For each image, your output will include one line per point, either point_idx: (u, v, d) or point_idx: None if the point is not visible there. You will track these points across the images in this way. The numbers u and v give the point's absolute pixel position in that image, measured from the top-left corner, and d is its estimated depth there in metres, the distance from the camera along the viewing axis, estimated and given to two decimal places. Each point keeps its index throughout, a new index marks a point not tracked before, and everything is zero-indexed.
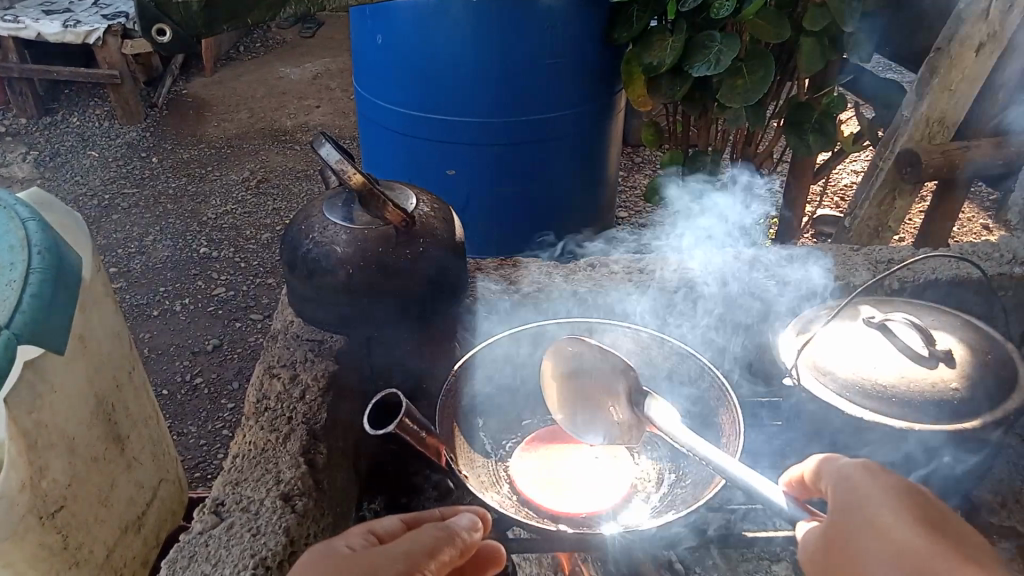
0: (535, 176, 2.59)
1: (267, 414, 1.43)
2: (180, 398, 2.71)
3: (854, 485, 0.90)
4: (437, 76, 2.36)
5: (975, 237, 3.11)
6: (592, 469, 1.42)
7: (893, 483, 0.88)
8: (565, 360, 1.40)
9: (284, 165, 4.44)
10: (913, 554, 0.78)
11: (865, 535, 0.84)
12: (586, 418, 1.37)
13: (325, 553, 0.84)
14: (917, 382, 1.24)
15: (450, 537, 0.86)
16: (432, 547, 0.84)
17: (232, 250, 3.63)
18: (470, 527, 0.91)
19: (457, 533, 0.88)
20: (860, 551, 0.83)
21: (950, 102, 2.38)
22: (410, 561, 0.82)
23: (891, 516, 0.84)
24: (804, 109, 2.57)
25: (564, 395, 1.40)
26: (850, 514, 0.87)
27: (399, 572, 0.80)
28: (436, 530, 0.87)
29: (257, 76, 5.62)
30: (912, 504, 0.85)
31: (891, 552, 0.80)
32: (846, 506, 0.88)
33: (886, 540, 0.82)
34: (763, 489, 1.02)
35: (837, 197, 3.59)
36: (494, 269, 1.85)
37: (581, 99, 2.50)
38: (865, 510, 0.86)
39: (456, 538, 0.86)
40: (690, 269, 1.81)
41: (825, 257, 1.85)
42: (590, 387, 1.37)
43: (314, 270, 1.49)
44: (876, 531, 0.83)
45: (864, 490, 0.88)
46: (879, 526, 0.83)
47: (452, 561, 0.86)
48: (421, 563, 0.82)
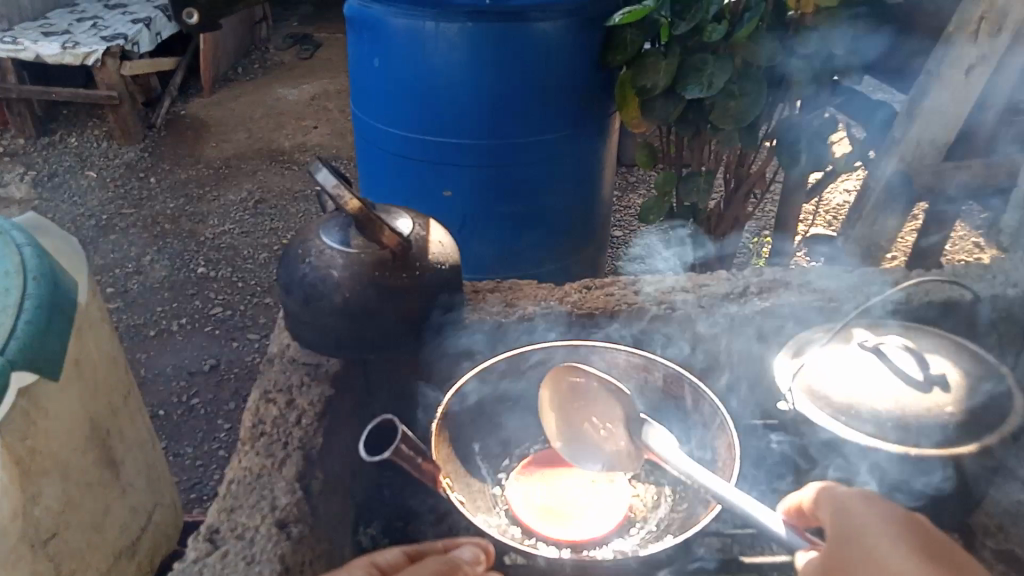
0: (531, 198, 2.59)
1: (262, 439, 1.42)
2: (176, 419, 2.69)
3: (850, 514, 0.90)
4: (433, 98, 2.38)
5: (969, 256, 3.12)
6: (591, 494, 1.41)
7: (888, 512, 0.88)
8: (562, 389, 1.39)
9: (281, 185, 4.46)
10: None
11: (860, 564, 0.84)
12: (587, 446, 1.37)
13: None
14: (913, 406, 1.24)
15: (450, 570, 0.86)
16: None
17: (229, 270, 3.63)
18: (470, 560, 0.90)
19: (458, 566, 0.87)
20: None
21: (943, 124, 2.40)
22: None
23: (886, 547, 0.84)
24: (798, 130, 2.59)
25: (562, 424, 1.39)
26: (846, 544, 0.88)
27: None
28: (437, 563, 0.86)
29: (255, 96, 5.65)
30: (907, 533, 0.85)
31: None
32: (844, 538, 0.88)
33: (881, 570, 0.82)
34: (761, 517, 1.02)
35: (832, 216, 3.61)
36: (490, 291, 1.85)
37: (578, 121, 2.52)
38: (862, 541, 0.86)
39: (455, 572, 0.86)
40: (685, 290, 1.82)
41: (819, 278, 1.85)
42: (590, 415, 1.37)
43: (310, 294, 1.50)
44: (871, 561, 0.83)
45: (860, 519, 0.89)
46: (875, 556, 0.84)
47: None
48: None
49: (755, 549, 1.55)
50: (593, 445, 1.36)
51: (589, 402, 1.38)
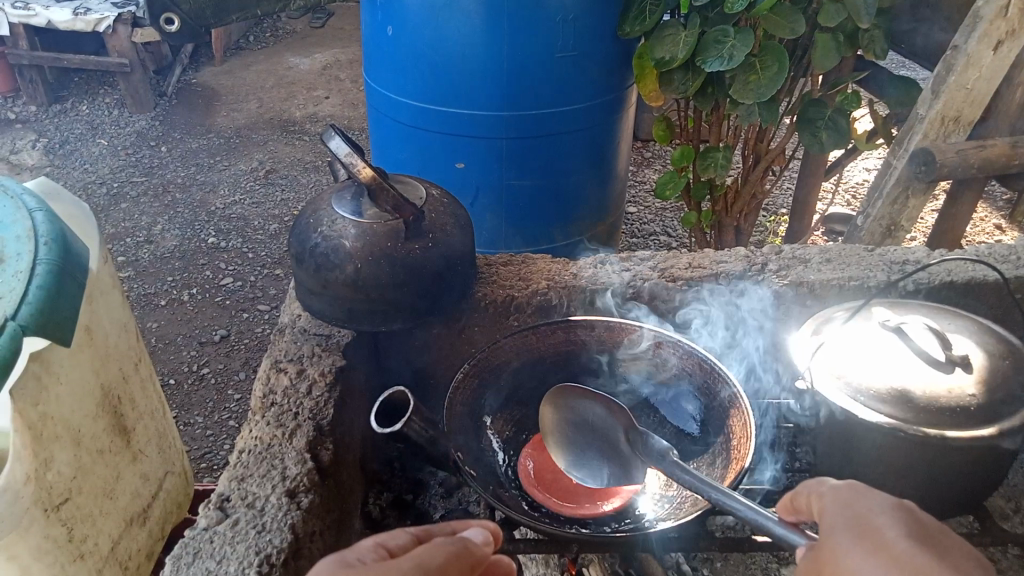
0: (545, 170, 2.56)
1: (273, 409, 1.40)
2: (186, 388, 2.70)
3: (848, 503, 0.87)
4: (447, 70, 2.34)
5: (988, 236, 3.09)
6: None
7: (886, 503, 0.85)
8: (564, 410, 1.41)
9: (292, 156, 4.44)
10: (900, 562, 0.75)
11: (855, 544, 0.81)
12: (585, 462, 1.34)
13: (339, 565, 0.80)
14: (933, 388, 1.22)
15: (463, 552, 0.83)
16: (443, 568, 0.80)
17: (240, 240, 3.63)
18: (484, 542, 0.88)
19: (472, 547, 0.85)
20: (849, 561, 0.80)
21: (967, 101, 2.36)
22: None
23: (886, 528, 0.81)
24: (817, 105, 2.55)
25: (563, 442, 1.38)
26: (839, 527, 0.85)
27: None
28: (449, 545, 0.83)
29: (266, 66, 5.61)
30: (904, 520, 0.82)
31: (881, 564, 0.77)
32: (839, 521, 0.86)
33: (878, 550, 0.79)
34: (762, 515, 1.02)
35: (849, 195, 3.57)
36: (502, 264, 1.82)
37: (594, 93, 2.48)
38: (858, 524, 0.83)
39: (468, 554, 0.83)
40: (702, 267, 1.79)
41: (838, 255, 1.82)
42: (587, 434, 1.37)
43: (322, 264, 1.48)
44: (869, 541, 0.81)
45: (861, 507, 0.86)
46: (874, 538, 0.81)
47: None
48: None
49: None
50: (590, 461, 1.34)
51: (587, 421, 1.38)
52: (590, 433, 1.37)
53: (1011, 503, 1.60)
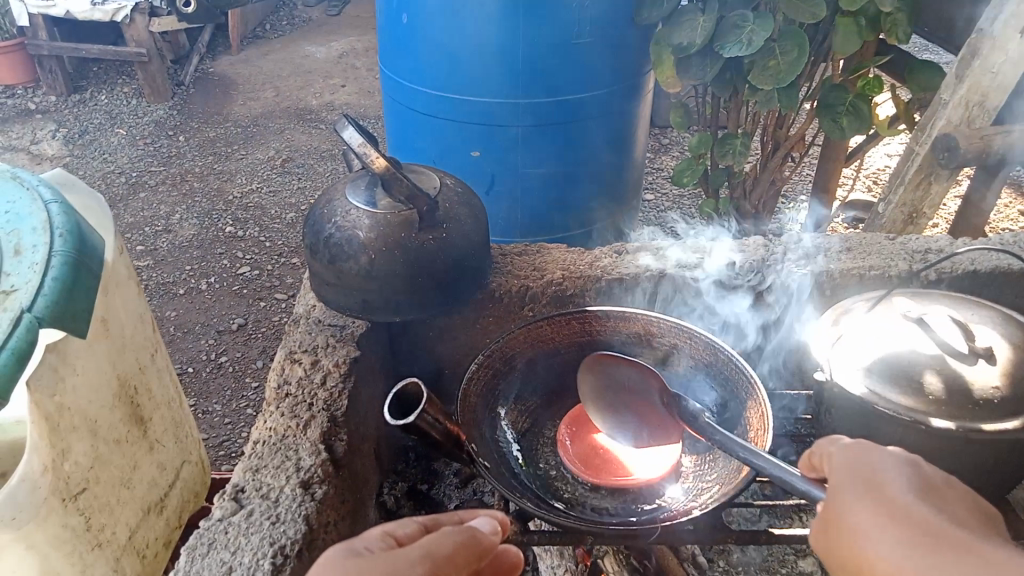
0: (561, 158, 2.54)
1: (288, 399, 1.40)
2: (204, 376, 2.72)
3: (858, 463, 0.87)
4: (462, 58, 2.32)
5: (1012, 223, 3.03)
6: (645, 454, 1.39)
7: (890, 462, 0.85)
8: (600, 375, 1.40)
9: (309, 144, 4.44)
10: (901, 519, 0.76)
11: (861, 501, 0.81)
12: (624, 425, 1.34)
13: (346, 556, 0.80)
14: (956, 380, 1.20)
15: (470, 541, 0.82)
16: (448, 557, 0.79)
17: (257, 229, 3.64)
18: (491, 529, 0.87)
19: (478, 536, 0.84)
20: (855, 515, 0.80)
21: (993, 86, 2.31)
22: (429, 564, 0.77)
23: (893, 485, 0.81)
24: (839, 92, 2.51)
25: (601, 407, 1.38)
26: (847, 484, 0.85)
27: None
28: (456, 535, 0.82)
29: (283, 54, 5.61)
30: (908, 476, 0.82)
31: (881, 518, 0.77)
32: (847, 479, 0.86)
33: (882, 505, 0.79)
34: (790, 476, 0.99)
35: (870, 181, 3.53)
36: (517, 253, 1.80)
37: (610, 79, 2.45)
38: (865, 481, 0.84)
39: (475, 542, 0.82)
40: (720, 256, 1.76)
41: (859, 244, 1.79)
42: (624, 398, 1.36)
43: (336, 254, 1.48)
44: (875, 498, 0.81)
45: (868, 465, 0.86)
46: (879, 494, 0.81)
47: (470, 564, 0.81)
48: (439, 568, 0.78)
49: (785, 520, 1.60)
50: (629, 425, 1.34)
51: (624, 384, 1.37)
52: (627, 398, 1.36)
53: None
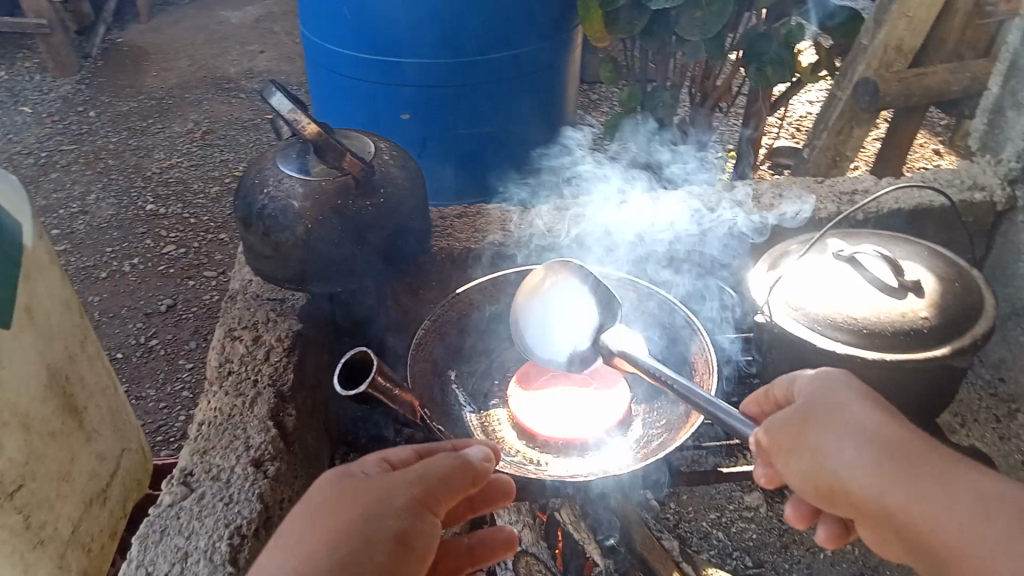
0: (492, 117, 2.52)
1: (231, 377, 1.36)
2: (135, 361, 2.63)
3: (827, 383, 0.90)
4: (385, 18, 2.26)
5: (928, 162, 3.15)
6: (590, 405, 1.40)
7: (849, 380, 0.89)
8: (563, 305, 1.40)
9: (230, 114, 4.28)
10: (880, 434, 0.80)
11: (837, 415, 0.84)
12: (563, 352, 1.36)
13: (343, 478, 0.82)
14: (888, 313, 1.24)
15: (462, 467, 0.83)
16: (438, 482, 0.81)
17: (181, 205, 3.50)
18: (486, 458, 0.87)
19: (472, 462, 0.84)
20: (826, 424, 0.84)
21: (908, 29, 2.38)
22: (420, 487, 0.79)
23: (868, 405, 0.84)
24: (763, 41, 2.55)
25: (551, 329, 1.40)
26: (819, 400, 0.87)
27: (409, 497, 0.78)
28: (448, 460, 0.83)
29: (195, 21, 5.37)
30: (871, 394, 0.87)
31: (860, 432, 0.81)
32: (818, 396, 0.88)
33: (861, 422, 0.82)
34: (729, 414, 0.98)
35: (793, 129, 3.61)
36: (456, 216, 1.78)
37: (539, 37, 2.42)
38: (837, 398, 0.86)
39: (467, 467, 0.83)
40: (658, 208, 1.77)
41: (790, 189, 1.83)
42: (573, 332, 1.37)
43: (271, 226, 1.44)
44: (852, 414, 0.84)
45: (839, 386, 0.88)
46: (855, 412, 0.84)
47: (463, 489, 0.82)
48: (430, 491, 0.80)
49: (730, 459, 1.64)
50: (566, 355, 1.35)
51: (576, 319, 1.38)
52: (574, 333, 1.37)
53: (959, 418, 1.67)
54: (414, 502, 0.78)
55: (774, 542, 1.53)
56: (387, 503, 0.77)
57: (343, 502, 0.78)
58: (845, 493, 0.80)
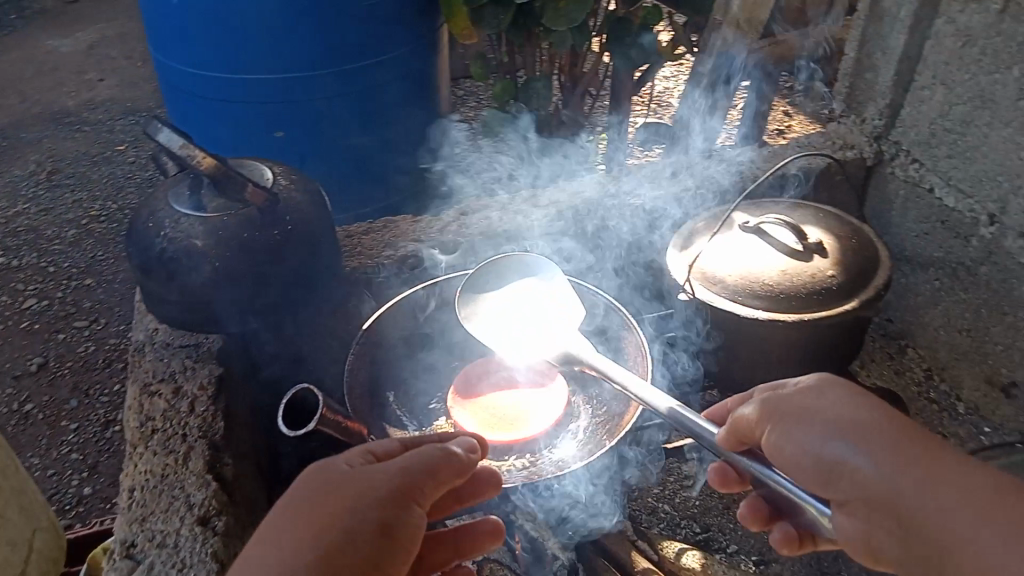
0: (370, 126, 2.48)
1: (157, 436, 1.27)
2: (12, 431, 2.41)
3: (817, 385, 0.89)
4: (246, 35, 2.16)
5: (784, 124, 3.36)
6: (530, 402, 1.35)
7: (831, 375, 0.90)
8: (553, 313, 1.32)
9: (76, 150, 3.99)
10: (875, 419, 0.81)
11: (825, 411, 0.83)
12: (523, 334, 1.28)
13: (323, 474, 0.78)
14: (800, 278, 1.31)
15: (447, 458, 0.79)
16: (420, 470, 0.77)
17: (36, 255, 3.23)
18: (471, 449, 0.83)
19: (458, 453, 0.80)
20: (815, 412, 0.84)
21: (756, 2, 2.52)
22: (402, 478, 0.76)
23: (857, 402, 0.84)
24: (624, 24, 2.63)
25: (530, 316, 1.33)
26: (808, 399, 0.86)
27: (390, 487, 0.75)
28: (431, 451, 0.80)
29: (19, 53, 4.96)
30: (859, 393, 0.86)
31: (850, 431, 0.80)
32: (804, 395, 0.87)
33: (852, 421, 0.81)
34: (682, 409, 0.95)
35: (657, 105, 3.75)
36: (362, 232, 1.73)
37: (408, 40, 2.39)
38: (824, 397, 0.86)
39: (451, 458, 0.79)
40: (562, 199, 1.80)
41: (680, 166, 1.91)
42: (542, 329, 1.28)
43: (173, 269, 1.35)
44: (842, 411, 0.83)
45: (826, 386, 0.88)
46: (845, 410, 0.83)
47: (448, 482, 0.79)
48: (412, 482, 0.77)
49: None
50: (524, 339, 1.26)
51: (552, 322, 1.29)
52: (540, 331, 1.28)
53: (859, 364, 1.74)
54: (395, 492, 0.75)
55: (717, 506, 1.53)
56: (368, 494, 0.74)
57: (323, 502, 0.74)
58: (838, 480, 0.79)
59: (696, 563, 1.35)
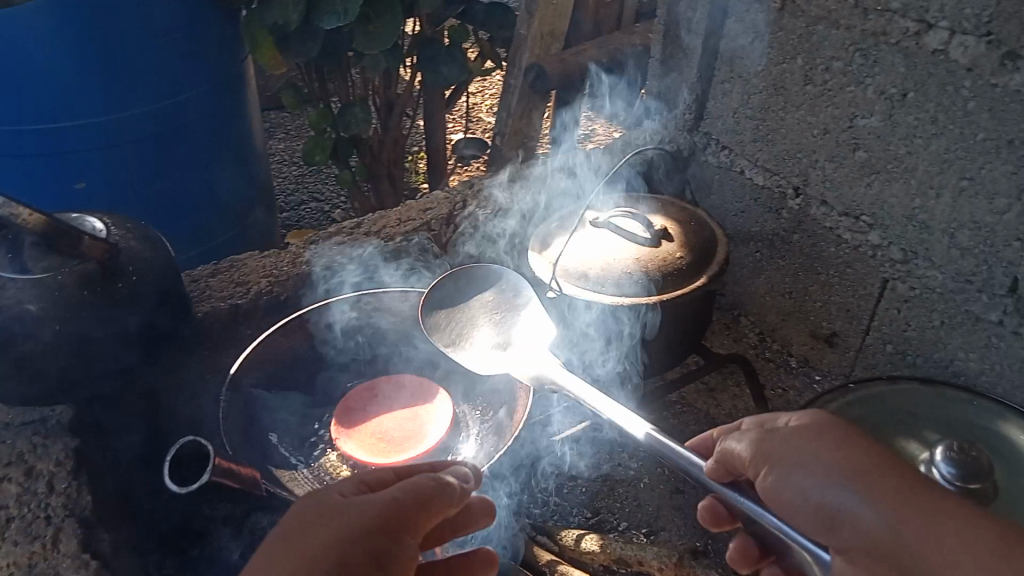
0: (184, 168, 2.34)
1: (14, 524, 1.14)
2: None
3: (818, 421, 0.85)
4: (31, 81, 1.97)
5: (591, 129, 3.58)
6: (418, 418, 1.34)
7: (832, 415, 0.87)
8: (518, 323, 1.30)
9: None
10: (882, 467, 0.77)
11: (828, 451, 0.80)
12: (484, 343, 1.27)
13: (316, 503, 0.76)
14: (654, 263, 1.40)
15: (440, 486, 0.77)
16: (412, 499, 0.75)
17: None
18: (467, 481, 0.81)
19: (453, 483, 0.78)
20: (814, 455, 0.80)
21: (556, 15, 2.67)
22: (393, 504, 0.74)
23: (860, 444, 0.80)
24: (433, 44, 2.68)
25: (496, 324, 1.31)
26: (810, 437, 0.83)
27: (381, 514, 0.73)
28: (426, 481, 0.77)
29: None
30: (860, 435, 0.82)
31: (851, 475, 0.77)
32: (804, 435, 0.83)
33: (855, 463, 0.78)
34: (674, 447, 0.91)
35: (470, 122, 3.86)
36: (209, 275, 1.65)
37: (214, 74, 2.29)
38: (828, 436, 0.82)
39: (444, 488, 0.77)
40: (411, 218, 1.81)
41: (517, 174, 1.98)
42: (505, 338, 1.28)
43: (5, 339, 1.22)
44: (844, 453, 0.79)
45: (827, 424, 0.84)
46: (848, 453, 0.79)
47: (440, 513, 0.76)
48: (404, 510, 0.74)
49: None
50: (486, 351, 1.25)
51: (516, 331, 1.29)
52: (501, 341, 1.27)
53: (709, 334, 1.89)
54: (385, 520, 0.73)
55: (604, 491, 1.50)
56: (358, 519, 0.72)
57: (310, 533, 0.72)
58: (838, 527, 0.76)
59: (596, 545, 1.33)
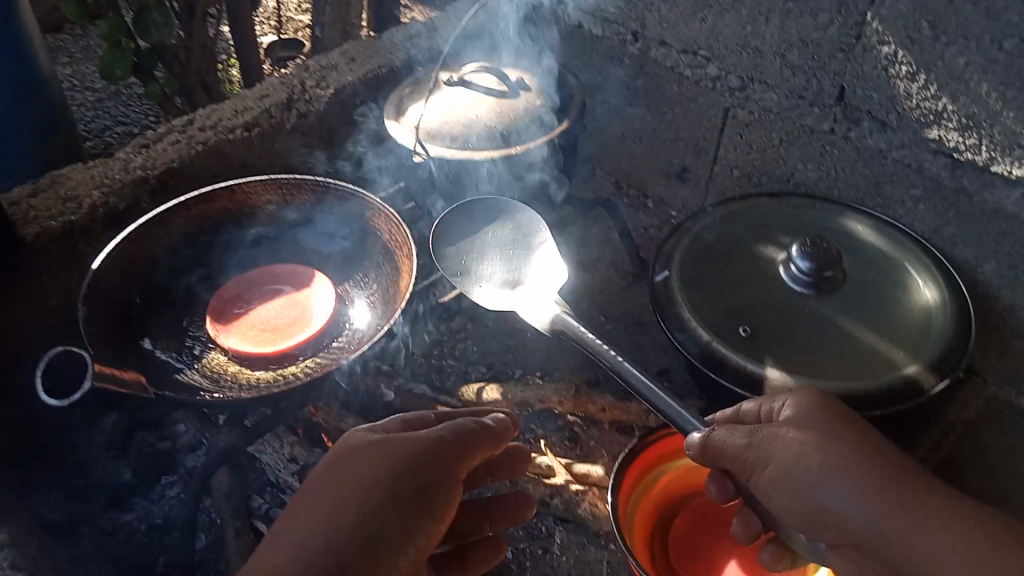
0: None
1: None
2: None
3: (818, 414, 0.86)
4: None
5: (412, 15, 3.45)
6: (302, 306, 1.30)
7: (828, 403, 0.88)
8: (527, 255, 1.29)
9: None
10: (887, 472, 0.79)
11: (827, 447, 0.82)
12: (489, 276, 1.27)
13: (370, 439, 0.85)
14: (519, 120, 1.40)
15: (483, 431, 0.88)
16: (459, 442, 0.85)
17: None
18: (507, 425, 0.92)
19: (494, 430, 0.89)
20: (811, 453, 0.82)
21: None
22: (444, 446, 0.84)
23: (858, 440, 0.82)
24: None
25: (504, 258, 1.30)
26: (810, 432, 0.83)
27: (434, 455, 0.83)
28: (470, 424, 0.87)
29: None
30: (858, 428, 0.84)
31: (851, 477, 0.79)
32: (806, 430, 0.84)
33: (854, 461, 0.80)
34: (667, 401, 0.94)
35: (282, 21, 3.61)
36: (30, 194, 1.48)
37: None
38: (828, 429, 0.83)
39: (486, 434, 0.87)
40: (248, 109, 1.70)
41: (352, 53, 1.89)
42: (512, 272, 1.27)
43: None
44: (845, 448, 0.81)
45: (828, 418, 0.85)
46: (846, 451, 0.81)
47: (482, 456, 0.87)
48: (453, 455, 0.84)
49: None
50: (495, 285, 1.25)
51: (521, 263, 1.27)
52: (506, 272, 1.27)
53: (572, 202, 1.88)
54: (437, 461, 0.83)
55: (495, 347, 1.55)
56: (414, 456, 0.82)
57: (373, 470, 0.81)
58: (828, 526, 0.80)
59: (495, 394, 1.43)
